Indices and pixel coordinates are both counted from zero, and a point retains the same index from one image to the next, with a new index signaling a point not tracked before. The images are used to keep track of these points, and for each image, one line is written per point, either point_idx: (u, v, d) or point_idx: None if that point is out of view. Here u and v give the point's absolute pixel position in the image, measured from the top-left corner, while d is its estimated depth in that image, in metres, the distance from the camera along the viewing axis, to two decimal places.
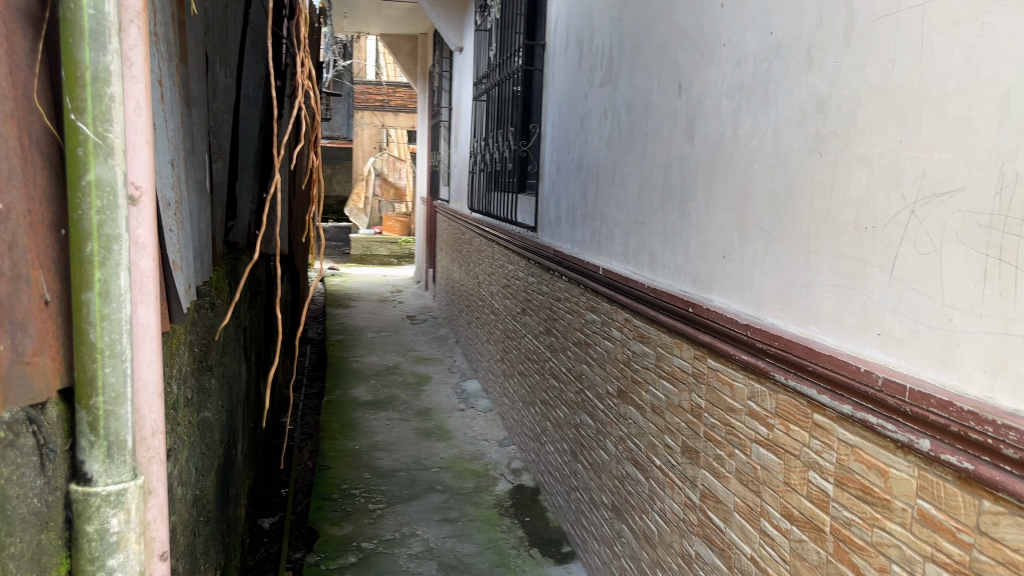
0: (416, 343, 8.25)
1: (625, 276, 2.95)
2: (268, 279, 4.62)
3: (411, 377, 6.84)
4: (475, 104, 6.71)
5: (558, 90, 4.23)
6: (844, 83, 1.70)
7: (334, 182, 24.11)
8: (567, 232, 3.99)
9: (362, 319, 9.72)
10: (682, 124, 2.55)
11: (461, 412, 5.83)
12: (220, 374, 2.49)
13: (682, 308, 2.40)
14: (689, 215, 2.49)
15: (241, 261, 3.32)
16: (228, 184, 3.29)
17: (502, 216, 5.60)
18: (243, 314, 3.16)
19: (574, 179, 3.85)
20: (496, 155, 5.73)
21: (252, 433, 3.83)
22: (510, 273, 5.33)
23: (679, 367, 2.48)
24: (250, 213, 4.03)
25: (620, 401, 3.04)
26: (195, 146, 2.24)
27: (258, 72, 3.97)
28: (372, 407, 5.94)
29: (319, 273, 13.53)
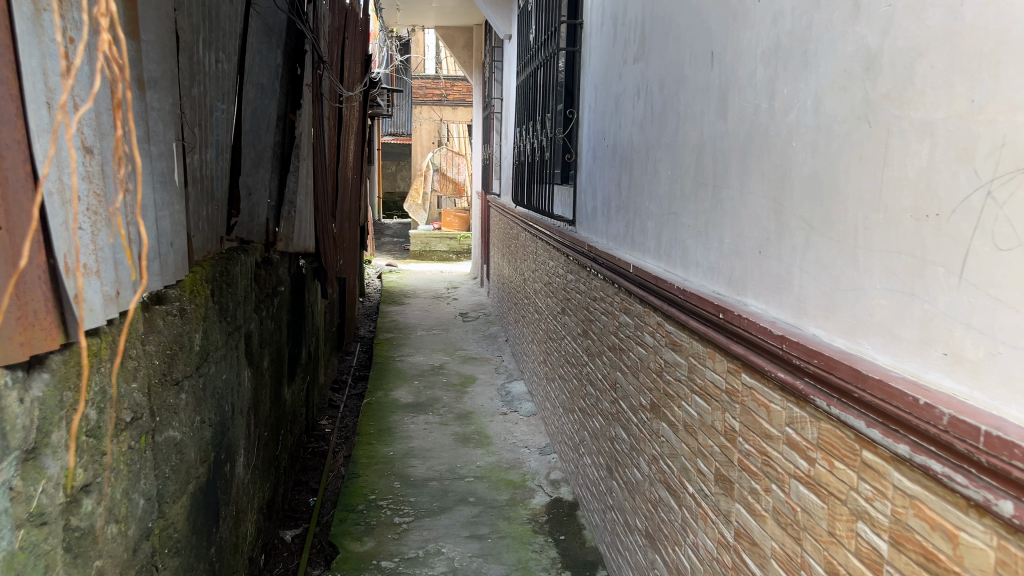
0: (465, 342, 7.99)
1: (655, 274, 2.60)
2: (293, 278, 4.43)
3: (456, 378, 6.57)
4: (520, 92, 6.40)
5: (595, 71, 3.89)
6: (899, 31, 1.33)
7: (398, 177, 24.15)
8: (603, 225, 3.65)
9: (413, 317, 9.52)
10: (715, 99, 2.20)
11: (503, 416, 5.53)
12: (195, 387, 2.25)
13: (712, 313, 2.05)
14: (723, 204, 2.13)
15: (247, 261, 3.11)
16: (229, 178, 3.08)
17: (544, 209, 5.28)
18: (243, 318, 2.94)
19: (609, 167, 3.51)
20: (537, 144, 5.42)
21: (268, 443, 3.62)
22: (551, 270, 5.01)
23: (712, 381, 2.13)
24: (267, 209, 3.84)
25: (652, 416, 2.70)
26: (155, 134, 2.00)
27: (274, 61, 3.76)
28: (412, 410, 5.70)
29: (377, 270, 13.45)
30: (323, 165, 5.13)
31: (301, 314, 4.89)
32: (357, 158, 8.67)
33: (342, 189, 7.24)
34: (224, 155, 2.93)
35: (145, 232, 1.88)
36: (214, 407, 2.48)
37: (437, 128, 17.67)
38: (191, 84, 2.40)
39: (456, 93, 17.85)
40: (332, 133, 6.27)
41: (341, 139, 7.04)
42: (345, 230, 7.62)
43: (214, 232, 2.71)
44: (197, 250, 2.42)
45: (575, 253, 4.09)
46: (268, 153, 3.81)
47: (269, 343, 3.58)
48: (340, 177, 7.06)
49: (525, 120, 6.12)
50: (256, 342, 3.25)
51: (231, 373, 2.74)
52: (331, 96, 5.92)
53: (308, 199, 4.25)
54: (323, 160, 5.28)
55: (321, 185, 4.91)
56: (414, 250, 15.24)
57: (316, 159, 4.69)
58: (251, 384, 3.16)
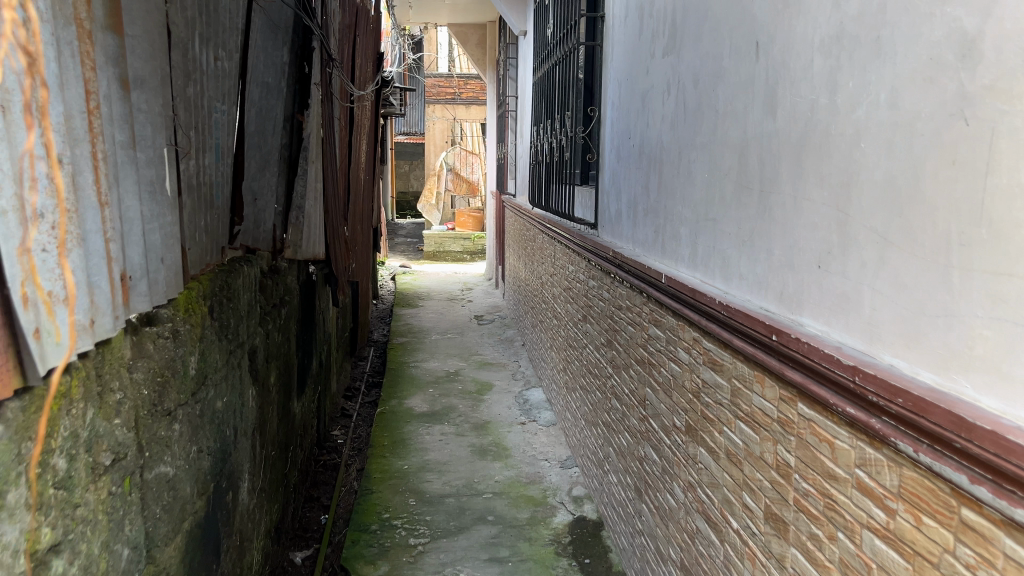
0: (480, 347, 7.79)
1: (691, 286, 2.39)
2: (302, 285, 4.24)
3: (471, 385, 6.37)
4: (536, 89, 6.18)
5: (618, 66, 3.67)
6: (1006, 11, 1.11)
7: (411, 177, 23.98)
8: (628, 230, 3.45)
9: (427, 320, 9.33)
10: (761, 94, 1.98)
11: (521, 426, 5.32)
12: (191, 416, 2.06)
13: (762, 333, 1.83)
14: (771, 211, 1.92)
15: (251, 271, 2.92)
16: (231, 184, 2.90)
17: (563, 211, 5.07)
18: (247, 334, 2.75)
19: (636, 168, 3.30)
20: (555, 143, 5.21)
21: (276, 462, 3.44)
22: (571, 275, 4.80)
23: (761, 408, 1.91)
24: (274, 215, 3.65)
25: (688, 439, 2.49)
26: (141, 139, 1.80)
27: (280, 58, 3.57)
28: (427, 419, 5.50)
29: (390, 272, 13.27)
30: (334, 166, 4.95)
31: (311, 320, 4.70)
32: (370, 159, 8.49)
33: (354, 191, 7.06)
34: (225, 160, 2.74)
35: (129, 249, 1.70)
36: (213, 433, 2.29)
37: (450, 127, 17.46)
38: (186, 83, 2.21)
39: (470, 91, 17.64)
40: (342, 134, 6.08)
41: (352, 139, 6.86)
42: (357, 232, 7.43)
43: (214, 242, 2.53)
44: (192, 264, 2.23)
45: (597, 258, 3.89)
46: (274, 156, 3.63)
47: (276, 356, 3.39)
48: (351, 179, 6.87)
49: (542, 118, 5.90)
50: (262, 357, 3.06)
51: (234, 394, 2.55)
52: (341, 96, 5.74)
53: (319, 203, 4.06)
54: (334, 163, 5.11)
55: (332, 189, 4.74)
56: (428, 251, 15.06)
57: (327, 162, 4.51)
58: (256, 403, 2.97)
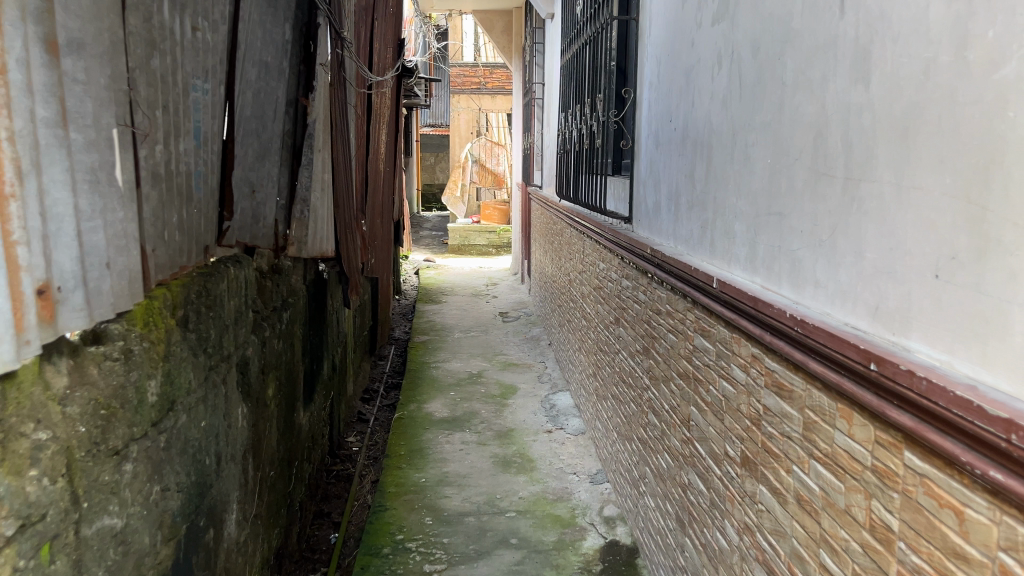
0: (505, 346, 7.43)
1: (750, 292, 2.01)
2: (310, 285, 3.91)
3: (495, 388, 6.02)
4: (564, 73, 5.79)
5: (657, 42, 3.28)
6: None
7: (436, 169, 23.66)
8: (669, 225, 3.06)
9: (451, 317, 8.97)
10: (846, 57, 1.59)
11: (548, 434, 4.95)
12: (152, 451, 1.71)
13: (850, 357, 1.45)
14: (860, 204, 1.53)
15: (242, 272, 2.58)
16: (219, 174, 2.56)
17: (593, 203, 4.68)
18: (234, 345, 2.41)
19: (678, 155, 2.91)
20: (585, 130, 4.81)
21: (277, 482, 3.11)
22: (601, 274, 4.41)
23: (847, 450, 1.53)
24: (275, 208, 3.31)
25: (744, 473, 2.10)
26: (76, 116, 1.46)
27: (280, 35, 3.22)
28: (447, 426, 5.15)
29: (414, 266, 12.96)
30: (347, 157, 4.61)
31: (322, 321, 4.36)
32: (391, 149, 8.15)
33: (371, 183, 6.72)
34: (209, 146, 2.39)
35: (51, 250, 1.35)
36: (187, 465, 1.95)
37: (475, 118, 17.30)
38: (150, 54, 1.86)
39: (496, 80, 17.22)
40: (358, 123, 5.74)
41: (369, 129, 6.51)
42: (376, 226, 7.09)
43: (193, 241, 2.18)
44: (159, 267, 1.89)
45: (631, 255, 3.51)
46: (275, 143, 3.28)
47: (276, 366, 3.06)
48: (368, 171, 6.54)
49: (571, 103, 5.51)
50: (256, 369, 2.72)
51: (215, 417, 2.21)
52: (356, 83, 5.41)
53: (327, 196, 3.72)
54: (347, 153, 4.77)
55: (344, 181, 4.40)
56: (452, 244, 14.71)
57: (338, 152, 4.17)
58: (249, 420, 2.64)
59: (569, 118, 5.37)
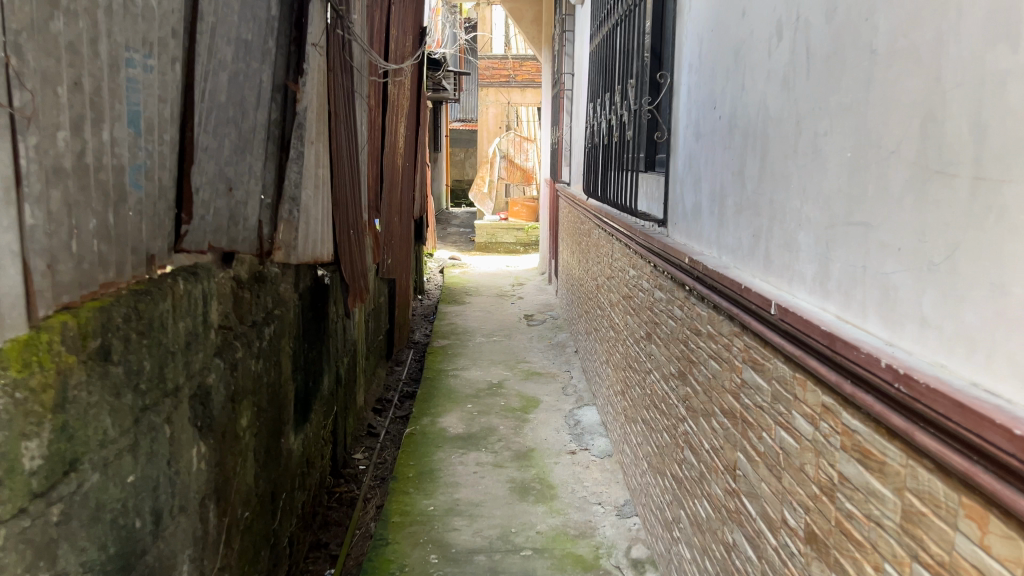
0: (529, 352, 6.99)
1: (823, 325, 1.56)
2: (305, 292, 3.51)
3: (516, 400, 5.58)
4: (594, 60, 5.33)
5: (698, 16, 2.82)
6: None
7: (465, 164, 23.26)
8: (710, 231, 2.61)
9: (473, 320, 8.56)
10: (978, 10, 1.13)
11: (571, 457, 4.51)
12: (35, 531, 1.31)
13: (990, 441, 1.00)
14: (998, 217, 1.08)
15: (202, 286, 2.17)
16: (174, 168, 2.15)
17: (623, 203, 4.22)
18: (186, 375, 2.00)
19: (724, 148, 2.46)
20: (616, 121, 4.36)
21: (257, 522, 2.72)
22: (631, 282, 3.96)
23: (980, 566, 1.07)
24: (258, 207, 2.90)
25: (811, 554, 1.65)
26: None
27: (263, 8, 2.81)
28: (461, 444, 4.74)
29: (440, 264, 12.57)
30: (351, 150, 4.20)
31: (322, 330, 3.96)
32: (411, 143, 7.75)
33: (387, 179, 6.33)
34: (156, 135, 1.99)
35: None
36: (101, 533, 1.55)
37: (504, 111, 16.66)
38: (47, 14, 1.45)
39: (526, 73, 16.75)
40: (368, 115, 5.35)
41: (385, 121, 6.11)
42: (392, 224, 6.70)
43: (125, 251, 1.78)
44: (59, 288, 1.49)
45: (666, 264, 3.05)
46: (259, 132, 2.87)
47: (254, 390, 2.66)
48: (382, 166, 6.13)
49: (600, 92, 5.05)
50: (223, 398, 2.32)
51: (153, 467, 1.81)
52: (365, 72, 5.03)
53: (322, 194, 3.32)
54: (353, 146, 4.36)
55: (346, 176, 3.99)
56: (479, 242, 14.32)
57: (338, 145, 3.77)
58: (213, 459, 2.24)
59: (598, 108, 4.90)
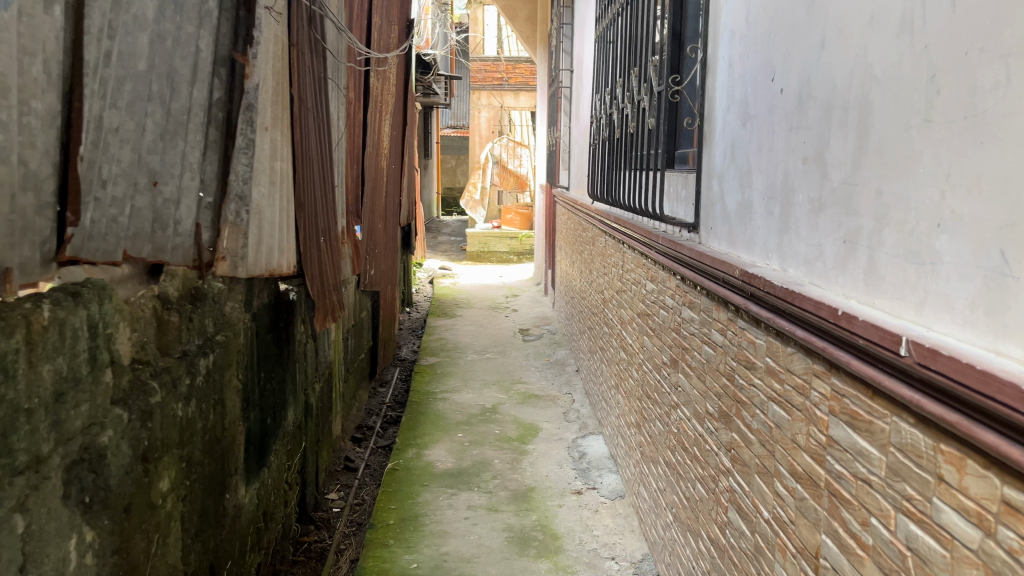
0: (525, 371, 6.41)
1: (1013, 380, 0.99)
2: (262, 311, 2.93)
3: (512, 428, 5.00)
4: (600, 47, 4.78)
5: None
6: None
7: (457, 172, 22.75)
8: (766, 237, 2.05)
9: (465, 335, 7.98)
10: None
11: (577, 498, 3.93)
12: None
13: None
14: None
15: (88, 311, 1.58)
16: (51, 150, 1.58)
17: (638, 206, 3.66)
18: (53, 439, 1.43)
19: (788, 129, 1.90)
20: (629, 112, 3.80)
21: None
22: (649, 297, 3.39)
23: None
24: (194, 208, 2.33)
25: None
26: None
27: None
28: (451, 481, 4.15)
29: (429, 274, 12.00)
30: (322, 145, 3.63)
31: (287, 356, 3.38)
32: (397, 144, 7.18)
33: (369, 181, 5.75)
34: (14, 99, 1.41)
35: None
36: None
37: (498, 116, 16.01)
38: None
39: (518, 76, 16.21)
40: (345, 109, 4.80)
41: (365, 118, 5.55)
42: (376, 231, 6.12)
43: None
44: None
45: (701, 278, 2.49)
46: (196, 114, 2.30)
47: (182, 442, 2.08)
48: (364, 167, 5.56)
49: (607, 82, 4.49)
50: (127, 460, 1.74)
51: None
52: (341, 59, 4.47)
53: (280, 193, 2.75)
54: (325, 140, 3.79)
55: (313, 175, 3.41)
56: (471, 251, 13.85)
57: (304, 137, 3.20)
58: (109, 547, 1.65)
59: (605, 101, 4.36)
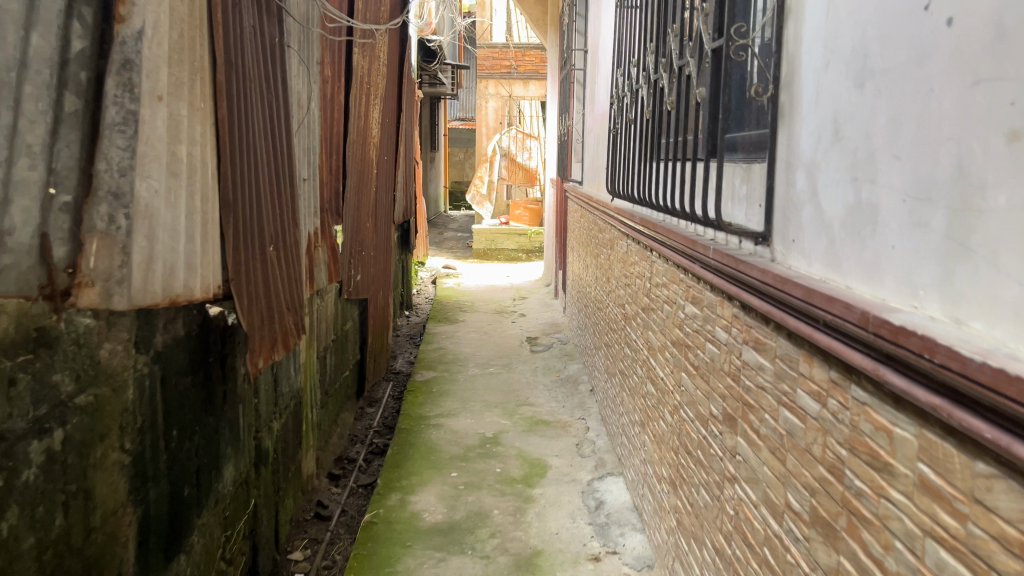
0: (532, 390, 5.64)
1: None
2: (174, 348, 2.17)
3: (516, 465, 4.24)
4: (622, 13, 3.99)
5: None
6: None
7: (465, 165, 22.05)
8: (908, 263, 1.28)
9: (466, 344, 7.22)
10: None
11: (594, 566, 3.16)
12: None
13: None
14: None
15: None
16: None
17: (673, 205, 2.88)
18: None
19: (970, 84, 1.12)
20: (660, 84, 3.01)
21: None
22: (691, 326, 2.61)
23: None
24: (34, 212, 1.57)
25: None
26: None
27: None
28: (440, 541, 3.39)
29: (432, 274, 11.25)
30: (275, 127, 2.88)
31: (226, 398, 2.64)
32: (391, 133, 6.40)
33: (354, 174, 4.99)
34: None
35: None
36: None
37: (506, 105, 15.30)
38: None
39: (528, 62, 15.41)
40: (317, 89, 4.06)
41: (348, 101, 4.81)
42: (362, 231, 5.36)
43: None
44: None
45: (781, 314, 1.72)
46: (35, 72, 1.56)
47: None
48: (345, 157, 4.80)
49: (631, 53, 3.71)
50: None
51: None
52: (308, 26, 3.73)
53: (188, 187, 1.98)
54: (283, 122, 3.05)
55: (259, 164, 2.66)
56: (478, 248, 13.09)
57: (240, 115, 2.45)
58: None
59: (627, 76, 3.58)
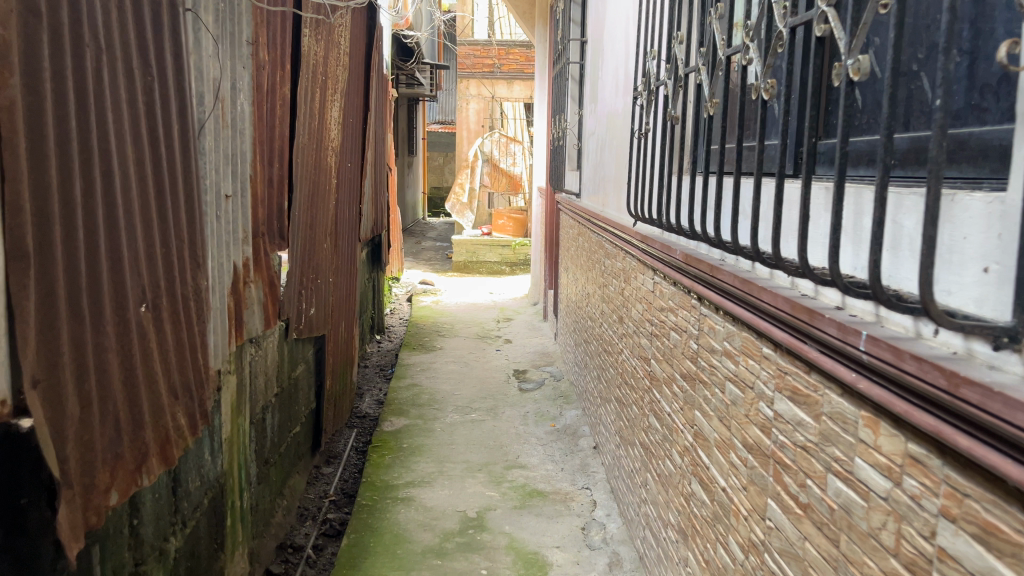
0: (523, 446, 4.70)
1: None
2: None
3: (507, 563, 3.31)
4: None
5: None
6: None
7: (445, 170, 21.20)
8: None
9: (444, 380, 6.26)
10: None
11: None
12: None
13: None
14: None
15: None
16: None
17: (747, 246, 1.95)
18: None
19: None
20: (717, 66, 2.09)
21: None
22: (792, 435, 1.68)
23: None
24: None
25: None
26: None
27: None
28: None
29: (408, 291, 10.31)
30: (158, 124, 1.95)
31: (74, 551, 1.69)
32: (356, 137, 5.46)
33: (305, 186, 4.03)
34: None
35: None
36: None
37: (488, 107, 14.03)
38: None
39: (511, 62, 14.59)
40: (248, 78, 3.10)
41: (296, 96, 3.85)
42: (317, 255, 4.40)
43: None
44: None
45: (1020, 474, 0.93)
46: None
47: None
48: (294, 166, 3.84)
49: (660, 30, 2.79)
50: None
51: None
52: None
53: None
54: (178, 118, 2.10)
55: (119, 180, 1.71)
56: (458, 261, 12.14)
57: (73, 101, 1.51)
58: None
59: (651, 58, 2.66)
